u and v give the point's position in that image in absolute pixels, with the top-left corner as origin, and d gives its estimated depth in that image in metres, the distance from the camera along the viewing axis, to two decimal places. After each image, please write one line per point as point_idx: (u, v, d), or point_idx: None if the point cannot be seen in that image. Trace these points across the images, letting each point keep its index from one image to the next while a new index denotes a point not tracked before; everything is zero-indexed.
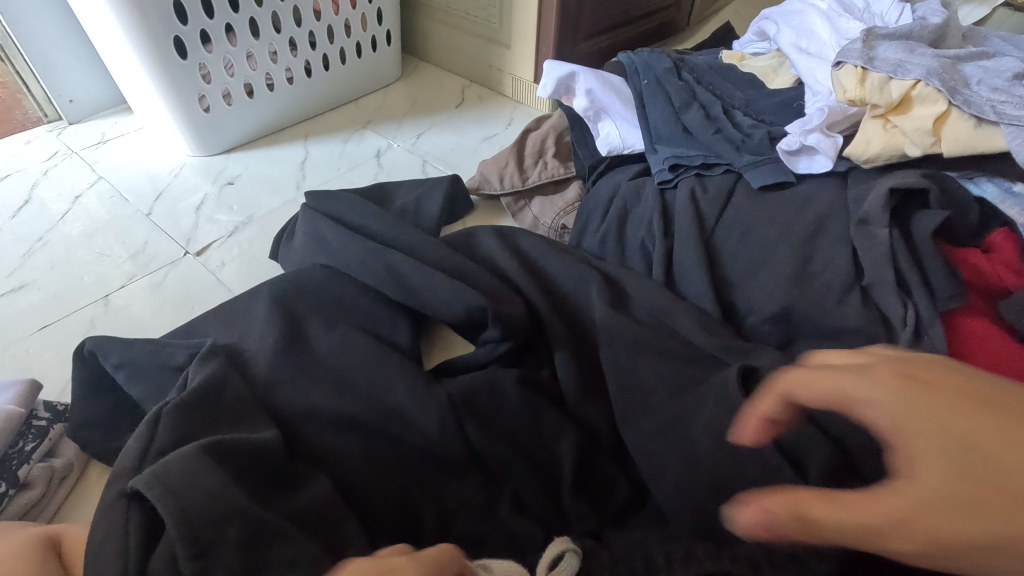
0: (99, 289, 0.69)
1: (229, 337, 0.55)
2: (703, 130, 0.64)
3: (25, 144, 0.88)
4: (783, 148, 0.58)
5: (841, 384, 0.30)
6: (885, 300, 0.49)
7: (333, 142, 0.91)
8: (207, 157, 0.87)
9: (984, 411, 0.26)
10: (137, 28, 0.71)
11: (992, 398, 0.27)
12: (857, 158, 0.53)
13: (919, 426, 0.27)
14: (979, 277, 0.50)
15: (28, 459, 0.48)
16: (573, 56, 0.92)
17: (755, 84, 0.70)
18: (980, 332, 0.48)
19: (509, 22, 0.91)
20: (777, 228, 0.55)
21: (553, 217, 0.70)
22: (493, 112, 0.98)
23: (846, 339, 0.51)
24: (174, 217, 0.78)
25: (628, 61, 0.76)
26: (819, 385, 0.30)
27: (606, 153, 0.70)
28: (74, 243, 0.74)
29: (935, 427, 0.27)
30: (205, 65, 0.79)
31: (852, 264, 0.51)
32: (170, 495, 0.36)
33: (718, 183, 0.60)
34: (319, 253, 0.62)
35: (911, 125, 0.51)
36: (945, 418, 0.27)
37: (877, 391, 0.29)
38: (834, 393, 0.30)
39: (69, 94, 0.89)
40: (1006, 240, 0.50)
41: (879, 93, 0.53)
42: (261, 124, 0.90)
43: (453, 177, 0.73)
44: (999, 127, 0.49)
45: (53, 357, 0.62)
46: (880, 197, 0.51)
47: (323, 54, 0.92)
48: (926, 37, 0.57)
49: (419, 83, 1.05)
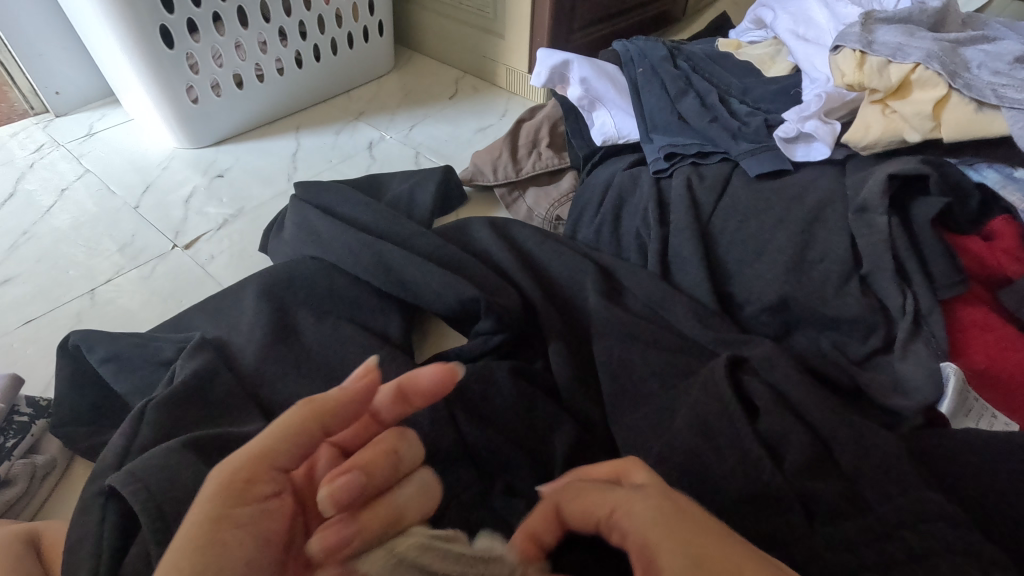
0: (85, 282, 0.67)
1: (217, 330, 0.54)
2: (699, 118, 0.63)
3: (11, 136, 0.86)
4: (780, 136, 0.57)
5: (611, 499, 0.33)
6: (885, 289, 0.48)
7: (324, 134, 0.90)
8: (196, 150, 0.86)
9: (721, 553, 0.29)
10: (121, 16, 0.69)
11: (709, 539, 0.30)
12: (856, 145, 0.52)
13: (664, 549, 0.30)
14: (980, 265, 0.49)
15: (10, 456, 0.47)
16: (567, 46, 0.90)
17: (752, 72, 0.69)
18: (981, 321, 0.47)
19: (502, 11, 0.90)
20: (775, 218, 0.54)
21: (548, 208, 0.69)
22: (487, 103, 0.97)
23: (844, 329, 0.50)
24: (162, 210, 0.76)
25: (623, 49, 0.75)
26: (586, 502, 0.34)
27: (601, 143, 0.69)
28: (59, 237, 0.72)
29: (677, 555, 0.30)
30: (193, 54, 0.78)
31: (851, 253, 0.51)
32: (152, 498, 0.35)
33: (715, 172, 0.59)
34: (309, 244, 0.60)
35: (910, 109, 0.50)
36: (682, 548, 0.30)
37: (644, 505, 0.32)
38: (601, 511, 0.33)
39: (55, 85, 0.88)
40: (1007, 226, 0.49)
41: (878, 76, 0.52)
42: (251, 116, 0.88)
43: (446, 168, 0.72)
44: (1000, 111, 0.48)
45: (38, 352, 0.61)
46: (879, 184, 0.50)
47: (313, 44, 0.90)
48: (925, 21, 0.56)
49: (413, 74, 1.04)
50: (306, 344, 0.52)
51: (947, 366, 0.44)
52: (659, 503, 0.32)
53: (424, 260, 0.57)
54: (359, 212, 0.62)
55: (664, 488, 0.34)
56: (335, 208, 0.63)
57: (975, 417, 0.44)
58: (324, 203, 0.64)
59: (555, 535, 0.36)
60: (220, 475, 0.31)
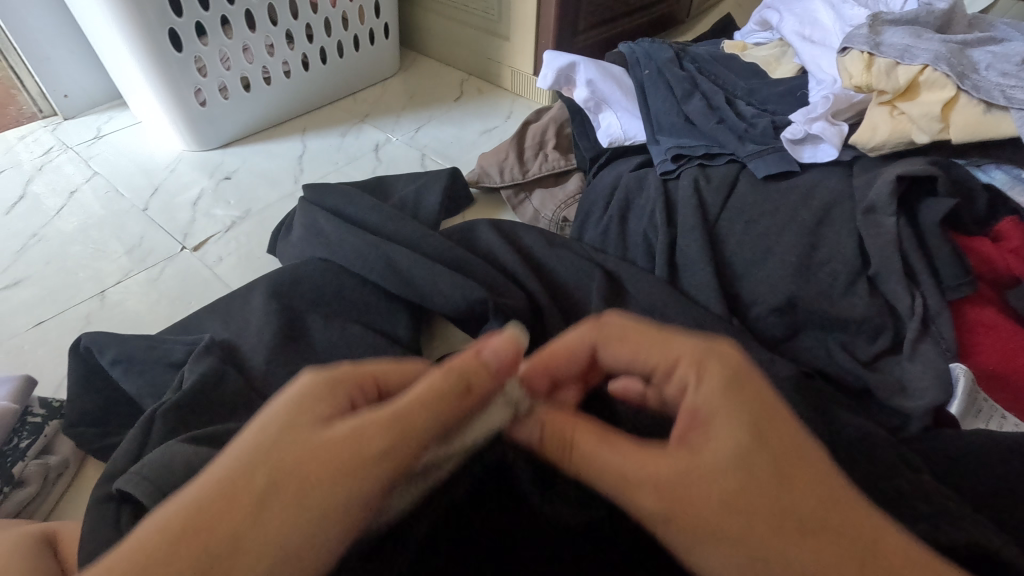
0: (94, 285, 0.68)
1: (227, 332, 0.54)
2: (705, 119, 0.63)
3: (19, 139, 0.87)
4: (787, 137, 0.57)
5: (651, 345, 0.36)
6: (892, 291, 0.49)
7: (331, 136, 0.90)
8: (203, 152, 0.86)
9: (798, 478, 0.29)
10: (131, 19, 0.70)
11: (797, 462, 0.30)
12: (863, 146, 0.53)
13: (726, 418, 0.31)
14: (987, 266, 0.49)
15: (23, 456, 0.48)
16: (572, 48, 0.91)
17: (758, 74, 0.69)
18: (989, 322, 0.47)
19: (508, 13, 0.90)
20: (782, 219, 0.54)
21: (554, 210, 0.69)
22: (492, 105, 0.97)
23: (851, 330, 0.50)
24: (170, 212, 0.77)
25: (629, 50, 0.75)
26: (633, 346, 0.36)
27: (608, 144, 0.69)
28: (68, 239, 0.73)
29: (736, 443, 0.30)
30: (201, 57, 0.78)
31: (859, 254, 0.51)
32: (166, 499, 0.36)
33: (721, 173, 0.59)
34: (317, 246, 0.61)
35: (919, 110, 0.50)
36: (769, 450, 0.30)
37: (713, 387, 0.32)
38: (654, 362, 0.35)
39: (63, 88, 0.88)
40: (1015, 226, 0.49)
41: (886, 78, 0.52)
42: (258, 119, 0.89)
43: (452, 169, 0.72)
44: (1008, 112, 0.48)
45: (48, 354, 0.61)
46: (886, 185, 0.50)
47: (320, 47, 0.90)
48: (932, 22, 0.56)
49: (417, 76, 1.04)
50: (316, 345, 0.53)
51: (956, 366, 0.45)
52: (721, 379, 0.32)
53: (432, 261, 0.57)
54: (366, 213, 0.62)
55: (739, 368, 0.33)
56: (343, 209, 0.63)
57: (984, 417, 0.44)
58: (331, 204, 0.64)
59: (575, 372, 0.38)
60: (344, 457, 0.29)
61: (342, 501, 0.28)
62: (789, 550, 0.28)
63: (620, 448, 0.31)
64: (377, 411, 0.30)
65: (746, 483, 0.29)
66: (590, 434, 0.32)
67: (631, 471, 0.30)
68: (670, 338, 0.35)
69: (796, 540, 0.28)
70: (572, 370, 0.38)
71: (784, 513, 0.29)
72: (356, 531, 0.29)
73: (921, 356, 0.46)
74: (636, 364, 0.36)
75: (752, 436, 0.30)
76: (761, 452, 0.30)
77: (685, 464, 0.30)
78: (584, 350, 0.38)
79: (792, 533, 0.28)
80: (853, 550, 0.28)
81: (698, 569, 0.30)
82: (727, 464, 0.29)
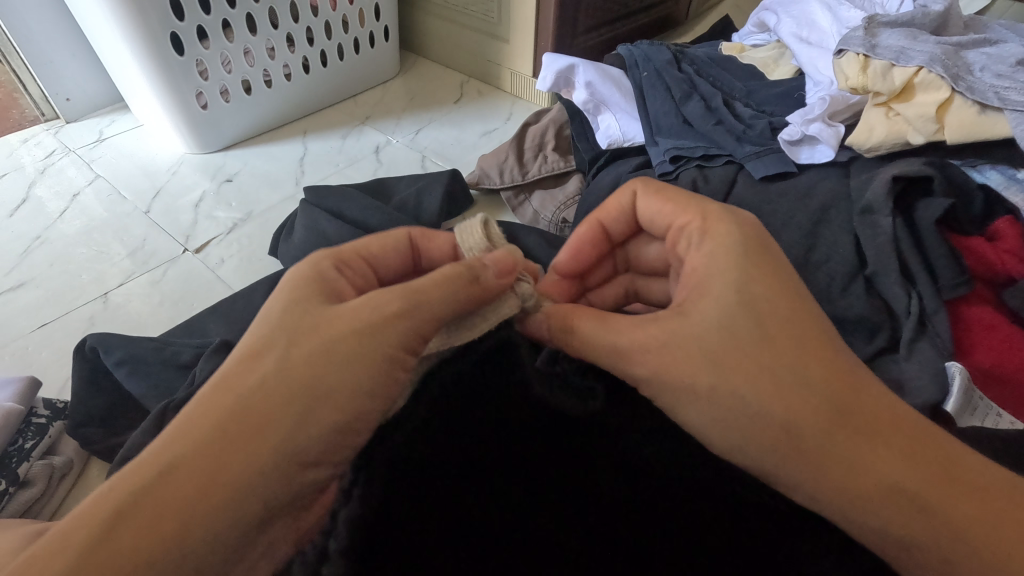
0: (97, 287, 0.68)
1: (230, 333, 0.54)
2: (703, 121, 0.64)
3: (22, 143, 0.87)
4: (785, 138, 0.57)
5: (675, 210, 0.42)
6: (888, 291, 0.49)
7: (332, 138, 0.91)
8: (205, 154, 0.86)
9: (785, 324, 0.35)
10: (133, 24, 0.70)
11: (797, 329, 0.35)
12: (860, 147, 0.53)
13: (722, 274, 0.36)
14: (982, 265, 0.49)
15: (28, 457, 0.48)
16: (571, 50, 0.91)
17: (755, 76, 0.69)
18: (985, 322, 0.47)
19: (507, 16, 0.91)
20: (780, 220, 0.55)
21: (553, 211, 0.70)
22: (492, 107, 0.98)
23: (849, 329, 0.50)
24: (172, 215, 0.77)
25: (628, 52, 0.76)
26: (662, 208, 0.42)
27: (607, 146, 0.69)
28: (71, 241, 0.73)
29: (729, 294, 0.36)
30: (202, 61, 0.79)
31: (856, 254, 0.51)
32: None
33: (720, 175, 0.60)
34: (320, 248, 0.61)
35: (914, 112, 0.51)
36: (765, 297, 0.35)
37: (718, 244, 0.38)
38: (677, 220, 0.41)
39: (66, 92, 0.89)
40: (1011, 227, 0.49)
41: (881, 80, 0.52)
42: (259, 121, 0.89)
43: (452, 170, 0.72)
44: (1003, 113, 0.48)
45: (53, 355, 0.62)
46: (883, 185, 0.50)
47: (320, 50, 0.91)
48: (927, 24, 0.57)
49: (417, 79, 1.05)
50: None
51: (951, 365, 0.45)
52: (725, 237, 0.38)
53: None
54: (367, 215, 0.63)
55: (753, 235, 0.39)
56: (343, 211, 0.64)
57: (980, 414, 0.45)
58: (332, 206, 0.65)
59: (620, 222, 0.46)
60: (364, 321, 0.33)
61: (351, 377, 0.32)
62: (771, 399, 0.33)
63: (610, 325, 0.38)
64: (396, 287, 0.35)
65: (726, 341, 0.34)
66: (590, 318, 0.39)
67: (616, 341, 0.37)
68: (691, 202, 0.41)
69: (778, 389, 0.33)
70: (622, 220, 0.46)
71: (762, 361, 0.34)
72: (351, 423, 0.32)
73: (918, 356, 0.46)
74: (659, 220, 0.43)
75: (737, 297, 0.35)
76: (748, 310, 0.35)
77: (677, 323, 0.36)
78: (625, 200, 0.45)
79: (770, 389, 0.33)
80: (825, 399, 0.33)
81: (685, 424, 0.36)
82: (713, 317, 0.35)
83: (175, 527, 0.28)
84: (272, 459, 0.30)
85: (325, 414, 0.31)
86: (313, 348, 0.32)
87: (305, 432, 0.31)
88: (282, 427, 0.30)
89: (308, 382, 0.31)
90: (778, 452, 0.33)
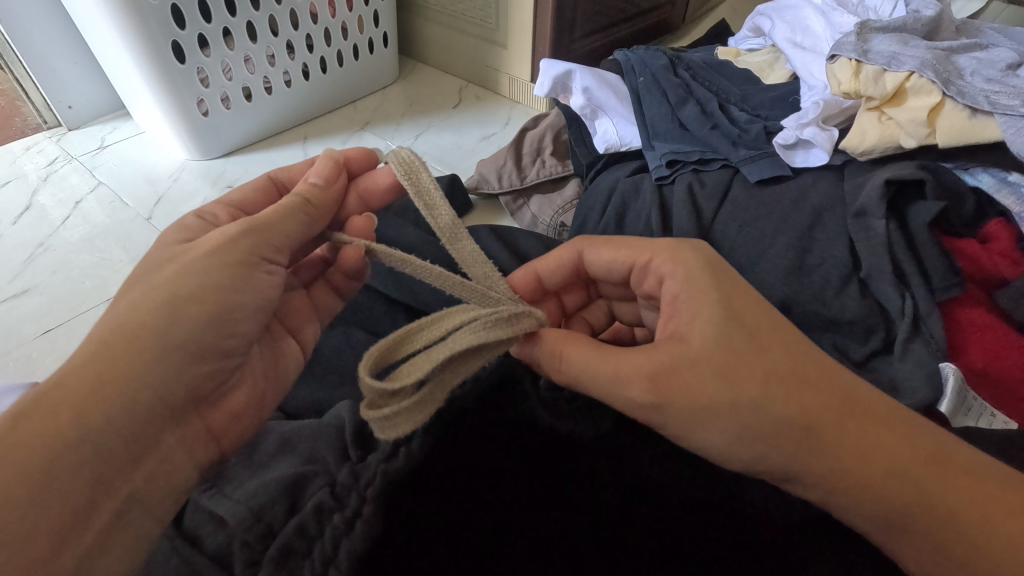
0: (100, 293, 0.69)
1: None
2: (699, 126, 0.65)
3: (23, 151, 0.88)
4: (778, 143, 0.58)
5: (631, 249, 0.44)
6: (882, 292, 0.50)
7: (332, 144, 0.92)
8: (206, 161, 0.87)
9: (770, 334, 0.36)
10: (135, 32, 0.71)
11: (787, 342, 0.36)
12: (853, 151, 0.54)
13: (698, 297, 0.38)
14: (975, 266, 0.50)
15: None
16: (569, 55, 0.92)
17: (751, 80, 0.70)
18: (978, 322, 0.48)
19: (505, 22, 0.91)
20: (775, 221, 0.55)
21: (552, 215, 0.70)
22: (490, 112, 0.99)
23: (845, 330, 0.51)
24: (174, 221, 0.78)
25: (624, 58, 0.76)
26: (617, 249, 0.45)
27: (604, 150, 0.70)
28: (73, 248, 0.74)
29: (715, 312, 0.37)
30: (203, 69, 0.80)
31: (850, 257, 0.52)
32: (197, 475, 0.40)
33: (716, 178, 0.60)
34: None
35: (906, 116, 0.51)
36: (744, 324, 0.36)
37: (677, 271, 0.40)
38: (641, 256, 0.43)
39: (67, 100, 0.90)
40: (1002, 230, 0.50)
41: (873, 84, 0.53)
42: (259, 128, 0.90)
43: (451, 175, 0.73)
44: (993, 117, 0.49)
45: (56, 361, 0.62)
46: (876, 189, 0.51)
47: (320, 56, 0.92)
48: (919, 29, 0.57)
49: (416, 84, 1.05)
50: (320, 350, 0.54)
51: (946, 366, 0.45)
52: (689, 263, 0.40)
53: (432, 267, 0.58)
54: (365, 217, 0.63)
55: (709, 258, 0.41)
56: None
57: (975, 413, 0.45)
58: None
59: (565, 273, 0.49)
60: (214, 241, 0.40)
61: (213, 278, 0.38)
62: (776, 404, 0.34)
63: (605, 349, 0.38)
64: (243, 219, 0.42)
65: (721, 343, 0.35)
66: (580, 348, 0.39)
67: (618, 364, 0.36)
68: (641, 244, 0.44)
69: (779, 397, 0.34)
70: (560, 274, 0.49)
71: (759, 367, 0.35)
72: (215, 317, 0.38)
73: (913, 357, 0.47)
74: (616, 265, 0.46)
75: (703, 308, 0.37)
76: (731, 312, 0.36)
77: (676, 351, 0.36)
78: (571, 257, 0.48)
79: (767, 380, 0.34)
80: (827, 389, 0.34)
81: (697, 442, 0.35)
82: (710, 338, 0.36)
83: (72, 420, 0.33)
84: (160, 350, 0.36)
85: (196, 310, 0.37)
86: (175, 269, 0.38)
87: (180, 324, 0.37)
88: (162, 328, 0.36)
89: (176, 287, 0.37)
90: (789, 456, 0.34)
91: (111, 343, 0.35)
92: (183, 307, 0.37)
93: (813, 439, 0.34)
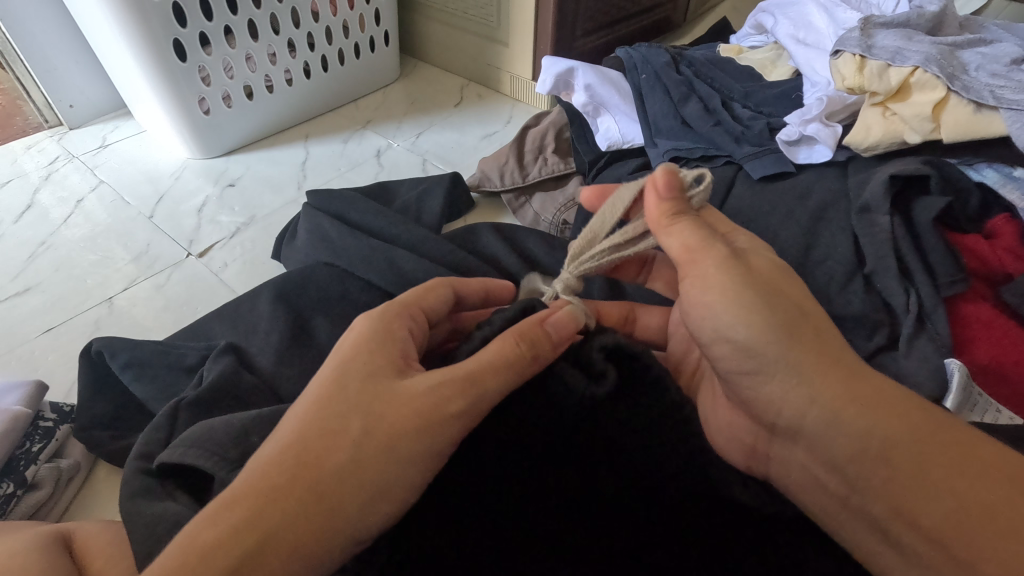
0: (102, 291, 0.69)
1: (236, 337, 0.55)
2: (701, 123, 0.65)
3: (24, 150, 0.88)
4: (782, 139, 0.58)
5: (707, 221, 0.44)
6: (886, 287, 0.49)
7: (333, 142, 0.92)
8: (208, 159, 0.87)
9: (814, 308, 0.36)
10: (136, 30, 0.71)
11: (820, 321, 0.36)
12: (858, 146, 0.53)
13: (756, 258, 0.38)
14: (980, 263, 0.50)
15: (36, 460, 0.49)
16: (570, 52, 0.92)
17: (753, 77, 0.70)
18: (983, 318, 0.48)
19: (506, 20, 0.91)
20: (778, 218, 0.55)
21: (554, 212, 0.70)
22: (491, 110, 0.99)
23: (849, 326, 0.51)
24: (176, 219, 0.78)
25: (627, 55, 0.76)
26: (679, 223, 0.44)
27: (606, 147, 0.70)
28: (76, 247, 0.74)
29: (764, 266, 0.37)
30: (205, 67, 0.79)
31: (854, 252, 0.52)
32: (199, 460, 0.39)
33: (719, 175, 0.60)
34: (321, 250, 0.61)
35: (910, 110, 0.51)
36: (792, 293, 0.36)
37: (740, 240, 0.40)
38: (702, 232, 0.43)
39: (69, 99, 0.90)
40: (1007, 225, 0.50)
41: (878, 79, 0.53)
42: (260, 126, 0.90)
43: (453, 173, 0.73)
44: (999, 112, 0.49)
45: (57, 360, 0.62)
46: (880, 184, 0.51)
47: (321, 55, 0.92)
48: (923, 24, 0.57)
49: (417, 83, 1.05)
50: (322, 347, 0.54)
51: (951, 362, 0.45)
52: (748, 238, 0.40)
53: (435, 266, 0.58)
54: (364, 211, 0.63)
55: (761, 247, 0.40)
56: (343, 207, 0.64)
57: (979, 410, 0.45)
58: (330, 203, 0.65)
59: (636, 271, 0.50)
60: (424, 406, 0.33)
61: (434, 442, 0.33)
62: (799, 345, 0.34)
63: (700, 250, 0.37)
64: (455, 372, 0.34)
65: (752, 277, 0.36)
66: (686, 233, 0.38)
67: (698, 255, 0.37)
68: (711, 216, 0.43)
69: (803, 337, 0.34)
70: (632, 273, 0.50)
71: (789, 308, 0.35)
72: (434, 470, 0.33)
73: (918, 352, 0.46)
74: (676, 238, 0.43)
75: (730, 249, 0.37)
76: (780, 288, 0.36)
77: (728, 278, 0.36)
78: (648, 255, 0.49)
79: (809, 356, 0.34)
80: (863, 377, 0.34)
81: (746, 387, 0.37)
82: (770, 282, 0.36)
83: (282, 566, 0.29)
84: (387, 499, 0.32)
85: (405, 439, 0.32)
86: (406, 406, 0.33)
87: (404, 475, 0.32)
88: (362, 457, 0.32)
89: (404, 434, 0.33)
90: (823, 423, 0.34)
91: (334, 484, 0.31)
92: (405, 458, 0.32)
93: (833, 427, 0.33)
